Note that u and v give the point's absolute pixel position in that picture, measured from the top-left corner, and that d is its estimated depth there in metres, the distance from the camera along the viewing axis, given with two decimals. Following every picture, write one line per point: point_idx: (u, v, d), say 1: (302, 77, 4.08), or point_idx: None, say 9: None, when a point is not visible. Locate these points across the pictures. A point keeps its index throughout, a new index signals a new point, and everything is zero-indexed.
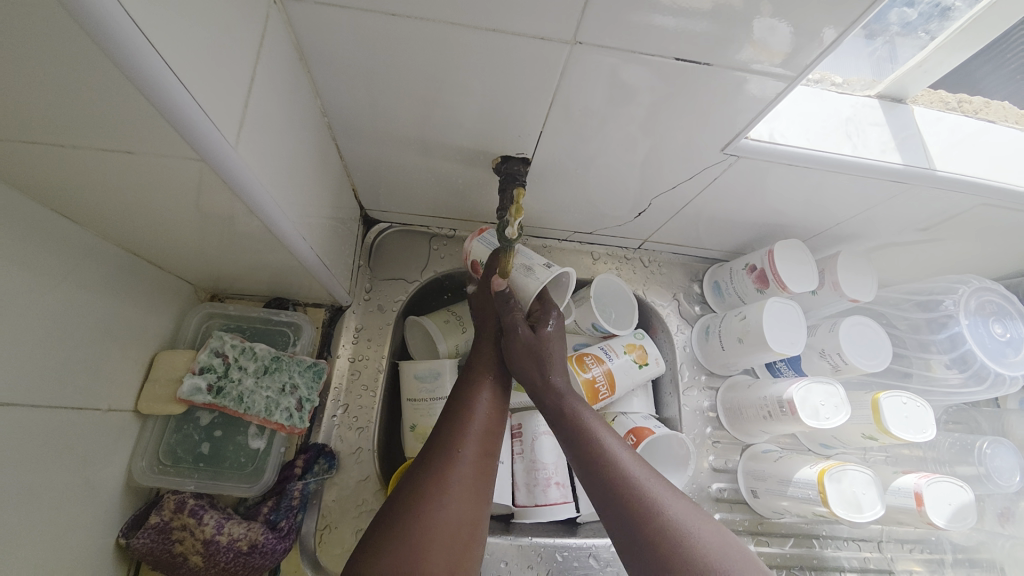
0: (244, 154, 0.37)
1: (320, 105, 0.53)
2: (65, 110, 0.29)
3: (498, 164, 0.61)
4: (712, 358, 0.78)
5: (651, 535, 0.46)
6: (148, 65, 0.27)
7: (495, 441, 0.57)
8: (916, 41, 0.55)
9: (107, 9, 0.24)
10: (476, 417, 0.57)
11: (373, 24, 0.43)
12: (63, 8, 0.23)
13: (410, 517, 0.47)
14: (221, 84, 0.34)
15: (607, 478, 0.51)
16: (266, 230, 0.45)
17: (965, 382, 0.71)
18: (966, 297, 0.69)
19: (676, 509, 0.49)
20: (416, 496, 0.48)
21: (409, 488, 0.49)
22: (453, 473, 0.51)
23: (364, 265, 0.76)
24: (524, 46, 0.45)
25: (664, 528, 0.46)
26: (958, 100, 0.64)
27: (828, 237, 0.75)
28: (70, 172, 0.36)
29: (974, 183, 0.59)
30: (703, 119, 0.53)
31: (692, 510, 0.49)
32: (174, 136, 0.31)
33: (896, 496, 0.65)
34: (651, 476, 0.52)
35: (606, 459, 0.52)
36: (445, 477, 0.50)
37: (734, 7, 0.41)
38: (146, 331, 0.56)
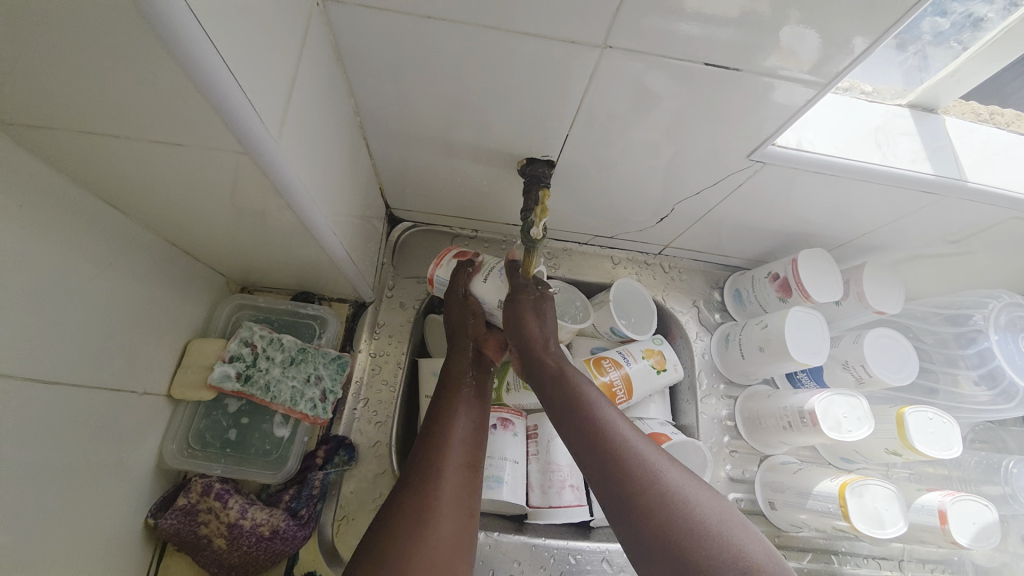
0: (284, 148, 0.39)
1: (354, 105, 0.55)
2: (124, 102, 0.31)
3: (523, 166, 0.62)
4: (731, 366, 0.78)
5: (648, 502, 0.46)
6: (204, 61, 0.28)
7: (479, 453, 0.58)
8: (949, 51, 0.55)
9: (171, 7, 0.25)
10: (455, 432, 0.57)
11: (409, 27, 0.45)
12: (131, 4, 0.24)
13: (393, 539, 0.48)
14: (266, 81, 0.35)
15: (602, 448, 0.50)
16: (299, 224, 0.47)
17: (994, 401, 0.69)
18: (997, 312, 0.69)
19: (672, 476, 0.48)
20: (395, 519, 0.49)
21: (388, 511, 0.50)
22: (434, 492, 0.51)
23: (388, 263, 0.77)
24: (554, 50, 0.46)
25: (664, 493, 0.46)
26: (991, 112, 0.63)
27: (854, 247, 0.74)
28: (122, 162, 0.38)
29: (1007, 195, 0.58)
30: (730, 125, 0.53)
31: (690, 477, 0.49)
32: (222, 128, 0.33)
33: (919, 514, 0.63)
34: (648, 444, 0.51)
35: (601, 431, 0.52)
36: (424, 498, 0.51)
37: (766, 14, 0.42)
38: (180, 319, 0.59)
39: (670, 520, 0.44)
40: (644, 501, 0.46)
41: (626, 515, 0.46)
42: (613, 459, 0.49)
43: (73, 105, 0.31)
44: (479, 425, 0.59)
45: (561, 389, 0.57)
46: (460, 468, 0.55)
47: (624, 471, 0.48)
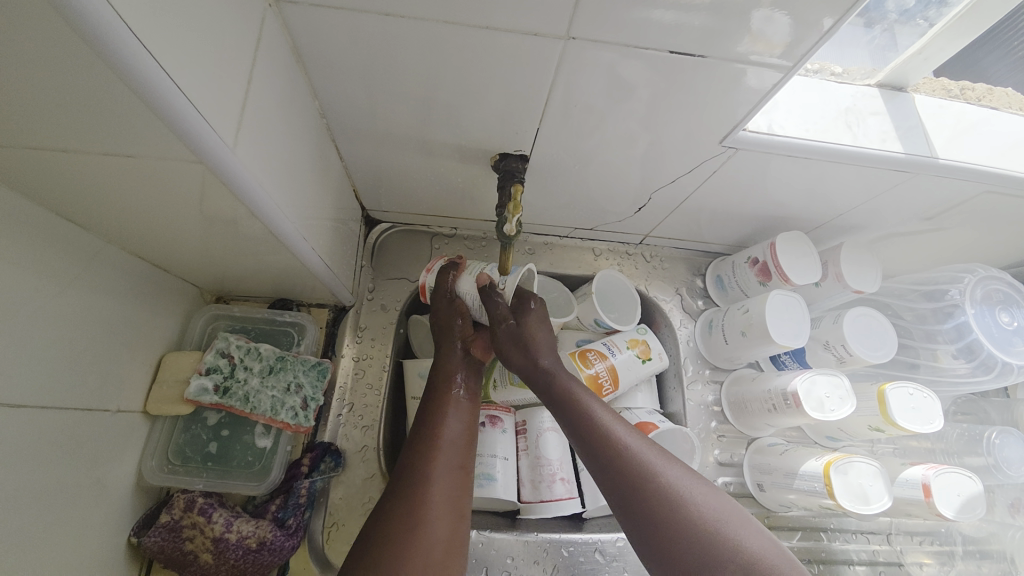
0: (242, 156, 0.38)
1: (319, 106, 0.54)
2: (66, 115, 0.30)
3: (496, 161, 0.61)
4: (716, 352, 0.78)
5: (652, 502, 0.48)
6: (145, 70, 0.27)
7: (470, 455, 0.57)
8: (916, 29, 0.55)
9: (101, 15, 0.24)
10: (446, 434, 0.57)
11: (369, 25, 0.43)
12: (58, 13, 0.23)
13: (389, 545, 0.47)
14: (218, 85, 0.34)
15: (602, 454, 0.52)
16: (267, 232, 0.46)
17: (973, 372, 0.70)
18: (972, 287, 0.69)
19: (673, 475, 0.50)
20: (391, 523, 0.49)
21: (382, 516, 0.50)
22: (428, 495, 0.51)
23: (367, 266, 0.76)
24: (519, 43, 0.45)
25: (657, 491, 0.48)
26: (961, 87, 0.63)
27: (831, 228, 0.74)
28: (73, 175, 0.37)
29: (979, 170, 0.59)
30: (704, 111, 0.53)
31: (689, 475, 0.51)
32: (173, 139, 0.32)
33: (904, 489, 0.64)
34: (648, 444, 0.53)
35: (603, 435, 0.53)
36: (418, 503, 0.51)
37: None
38: (152, 333, 0.57)
39: (673, 522, 0.46)
40: (649, 503, 0.48)
41: (631, 517, 0.48)
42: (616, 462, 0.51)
43: (13, 120, 0.30)
44: (471, 427, 0.59)
45: (558, 394, 0.57)
46: (454, 470, 0.55)
47: (628, 475, 0.50)
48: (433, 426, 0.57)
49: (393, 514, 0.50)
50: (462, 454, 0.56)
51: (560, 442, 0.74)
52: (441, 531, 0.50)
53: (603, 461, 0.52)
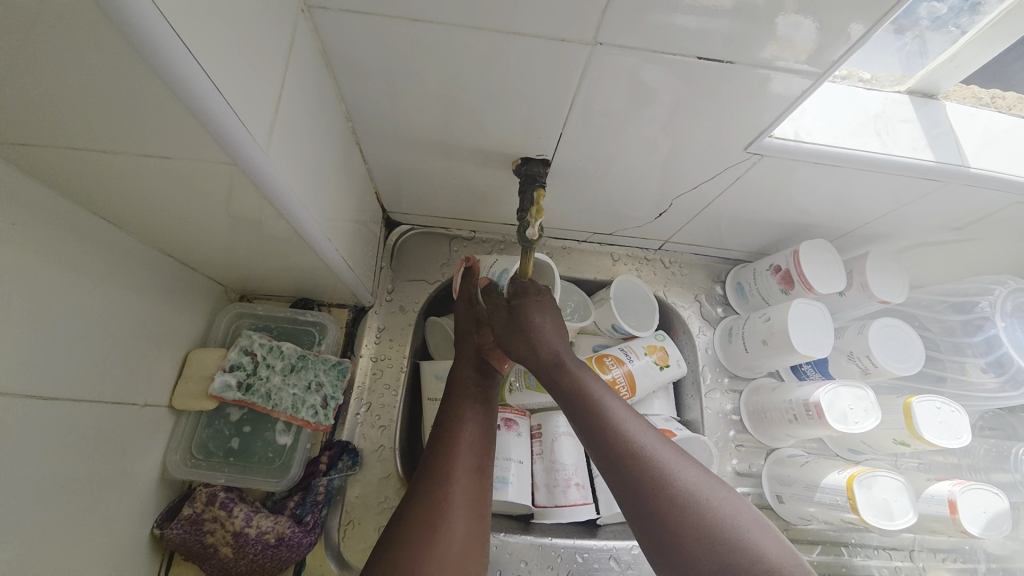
0: (273, 158, 0.39)
1: (345, 110, 0.55)
2: (109, 116, 0.31)
3: (518, 166, 0.62)
4: (735, 360, 0.77)
5: (677, 514, 0.46)
6: (185, 73, 0.28)
7: (486, 457, 0.57)
8: (947, 36, 0.53)
9: (147, 20, 0.25)
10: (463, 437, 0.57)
11: (397, 30, 0.44)
12: (107, 19, 0.24)
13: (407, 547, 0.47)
14: (252, 88, 0.35)
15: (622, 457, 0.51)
16: (294, 233, 0.47)
17: (1003, 388, 0.68)
18: (1003, 298, 0.67)
19: (698, 484, 0.49)
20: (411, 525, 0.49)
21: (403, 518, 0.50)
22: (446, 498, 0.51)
23: (387, 267, 0.77)
24: (544, 48, 0.45)
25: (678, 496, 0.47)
26: (993, 95, 0.62)
27: (856, 236, 0.73)
28: (111, 175, 0.38)
29: (1014, 180, 0.57)
30: (729, 118, 0.53)
31: (714, 482, 0.50)
32: (209, 141, 0.32)
33: (928, 504, 0.62)
34: (671, 451, 0.51)
35: (624, 443, 0.51)
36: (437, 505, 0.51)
37: (761, 5, 0.41)
38: (179, 329, 0.59)
39: (699, 535, 0.45)
40: (673, 515, 0.46)
41: (654, 528, 0.47)
42: (640, 471, 0.49)
43: (58, 121, 0.31)
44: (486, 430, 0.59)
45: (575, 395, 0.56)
46: (472, 473, 0.55)
47: (652, 484, 0.48)
48: (451, 429, 0.57)
49: (412, 516, 0.50)
50: (478, 456, 0.56)
51: (575, 447, 0.74)
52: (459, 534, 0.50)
53: (624, 470, 0.50)
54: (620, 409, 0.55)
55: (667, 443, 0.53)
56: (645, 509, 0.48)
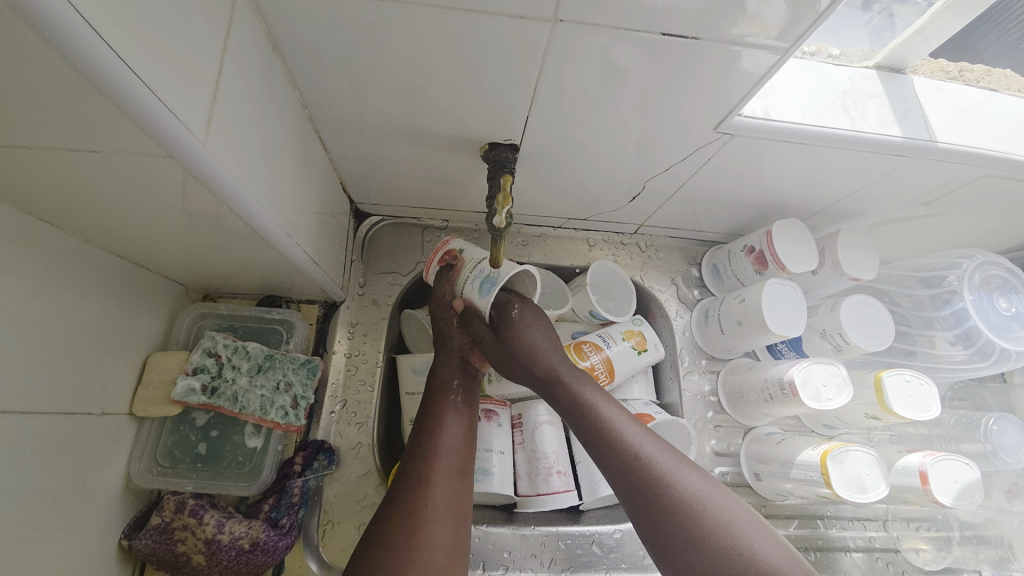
0: (215, 149, 0.36)
1: (299, 96, 0.52)
2: (18, 108, 0.28)
3: (486, 151, 0.60)
4: (712, 342, 0.77)
5: (669, 512, 0.48)
6: (99, 57, 0.26)
7: (469, 459, 0.57)
8: (915, 9, 0.53)
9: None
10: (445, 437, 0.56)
11: (346, 10, 0.42)
12: None
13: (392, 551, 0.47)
14: (184, 73, 0.32)
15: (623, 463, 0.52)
16: (249, 228, 0.45)
17: (970, 359, 0.69)
18: (970, 272, 0.68)
19: (691, 484, 0.50)
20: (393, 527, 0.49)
21: (386, 520, 0.50)
22: (429, 499, 0.51)
23: (357, 260, 0.75)
24: (504, 27, 0.44)
25: (677, 502, 0.49)
26: (959, 68, 0.62)
27: (828, 214, 0.73)
28: (40, 173, 0.35)
29: (978, 154, 0.57)
30: (697, 97, 0.52)
31: (707, 482, 0.51)
32: (139, 133, 0.30)
33: (901, 476, 0.64)
34: (667, 452, 0.53)
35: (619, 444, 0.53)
36: (420, 507, 0.50)
37: None
38: (137, 333, 0.56)
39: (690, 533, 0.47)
40: (665, 514, 0.48)
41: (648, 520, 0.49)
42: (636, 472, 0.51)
43: None
44: (469, 432, 0.58)
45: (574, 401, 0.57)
46: (453, 476, 0.54)
47: (645, 484, 0.50)
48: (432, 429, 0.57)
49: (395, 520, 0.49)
50: (463, 458, 0.56)
51: (556, 435, 0.74)
52: (444, 537, 0.49)
53: (619, 470, 0.52)
54: (616, 411, 0.56)
55: (664, 443, 0.54)
56: (639, 506, 0.50)
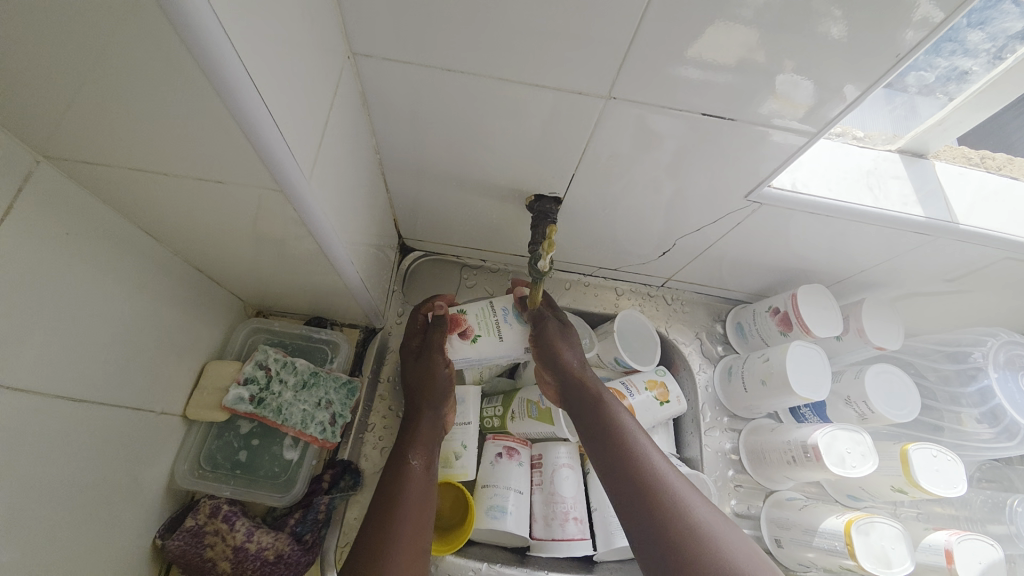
0: (314, 185, 0.42)
1: (374, 144, 0.59)
2: (173, 144, 0.34)
3: (531, 202, 0.65)
4: (735, 400, 0.78)
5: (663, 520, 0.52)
6: (255, 115, 0.32)
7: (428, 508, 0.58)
8: (936, 101, 0.58)
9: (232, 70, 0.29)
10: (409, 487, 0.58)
11: (429, 77, 0.49)
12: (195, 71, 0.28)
13: None
14: (303, 125, 0.39)
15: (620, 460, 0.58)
16: (319, 253, 0.50)
17: (997, 438, 0.68)
18: (995, 350, 0.69)
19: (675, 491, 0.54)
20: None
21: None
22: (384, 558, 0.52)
23: (398, 290, 0.80)
24: (562, 99, 0.50)
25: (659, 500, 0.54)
26: (981, 156, 0.66)
27: (853, 283, 0.75)
28: (163, 196, 0.42)
29: (999, 238, 0.60)
30: (728, 166, 0.57)
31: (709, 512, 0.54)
32: (264, 170, 0.36)
33: (926, 554, 0.63)
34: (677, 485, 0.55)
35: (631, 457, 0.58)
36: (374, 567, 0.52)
37: (758, 62, 0.45)
38: (199, 341, 0.61)
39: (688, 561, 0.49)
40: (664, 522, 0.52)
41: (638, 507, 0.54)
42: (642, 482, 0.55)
43: (133, 147, 0.35)
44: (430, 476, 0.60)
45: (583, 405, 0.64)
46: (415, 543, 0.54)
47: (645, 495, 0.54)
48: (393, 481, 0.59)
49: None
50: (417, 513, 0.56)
51: (575, 480, 0.74)
52: None
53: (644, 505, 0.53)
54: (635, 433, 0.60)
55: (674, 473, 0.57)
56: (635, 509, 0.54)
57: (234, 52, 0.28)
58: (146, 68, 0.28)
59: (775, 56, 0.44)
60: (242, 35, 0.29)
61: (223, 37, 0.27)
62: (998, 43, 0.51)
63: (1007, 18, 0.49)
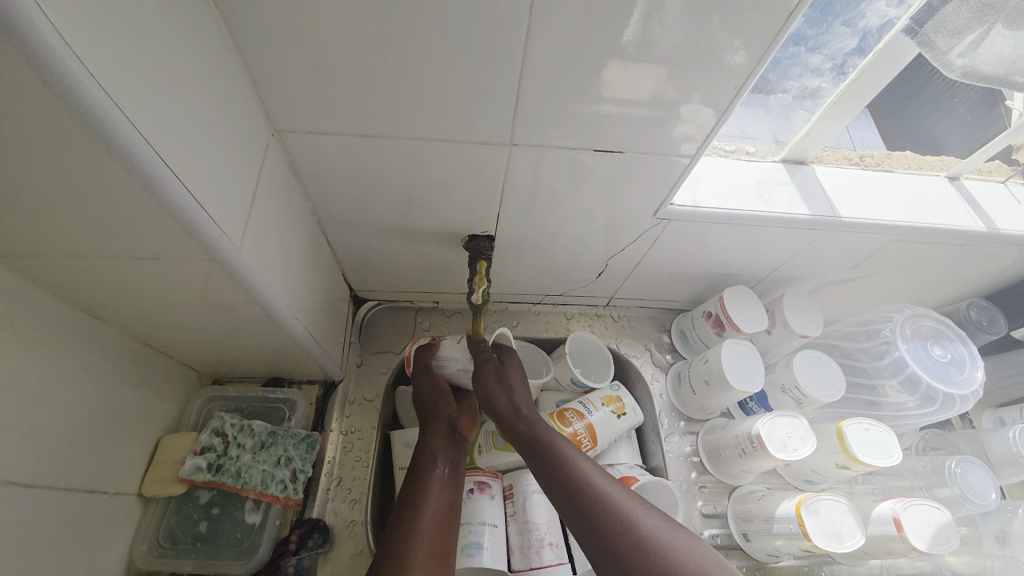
0: (247, 254, 0.46)
1: (312, 208, 0.63)
2: (108, 232, 0.37)
3: (466, 243, 0.70)
4: (688, 403, 0.82)
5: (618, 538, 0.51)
6: (181, 201, 0.36)
7: (450, 529, 0.60)
8: (803, 114, 0.67)
9: (161, 174, 0.33)
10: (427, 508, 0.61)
11: (353, 144, 0.54)
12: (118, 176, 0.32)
13: None
14: (230, 203, 0.43)
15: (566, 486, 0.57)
16: (265, 316, 0.53)
17: (921, 405, 0.75)
18: (901, 325, 0.75)
19: (620, 502, 0.55)
20: None
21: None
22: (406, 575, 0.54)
23: (355, 341, 0.82)
24: (472, 149, 0.56)
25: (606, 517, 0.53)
26: (860, 155, 0.76)
27: (774, 280, 0.83)
28: (102, 280, 0.44)
29: (879, 224, 0.69)
30: (637, 187, 0.63)
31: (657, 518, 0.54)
32: (197, 247, 0.40)
33: (876, 525, 0.67)
34: (622, 494, 0.56)
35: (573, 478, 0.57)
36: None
37: (670, 98, 0.51)
38: (153, 417, 0.61)
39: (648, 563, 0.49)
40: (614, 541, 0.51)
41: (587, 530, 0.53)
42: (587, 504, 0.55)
43: (67, 239, 0.38)
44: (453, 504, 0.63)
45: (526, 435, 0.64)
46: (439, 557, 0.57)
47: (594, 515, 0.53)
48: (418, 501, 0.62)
49: None
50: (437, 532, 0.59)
51: (548, 505, 0.75)
52: None
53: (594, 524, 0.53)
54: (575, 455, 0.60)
55: (616, 486, 0.57)
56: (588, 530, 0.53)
57: (154, 153, 0.33)
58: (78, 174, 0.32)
59: (680, 88, 0.51)
60: (158, 135, 0.33)
61: (139, 138, 0.31)
62: (837, 61, 0.60)
63: (839, 39, 0.59)
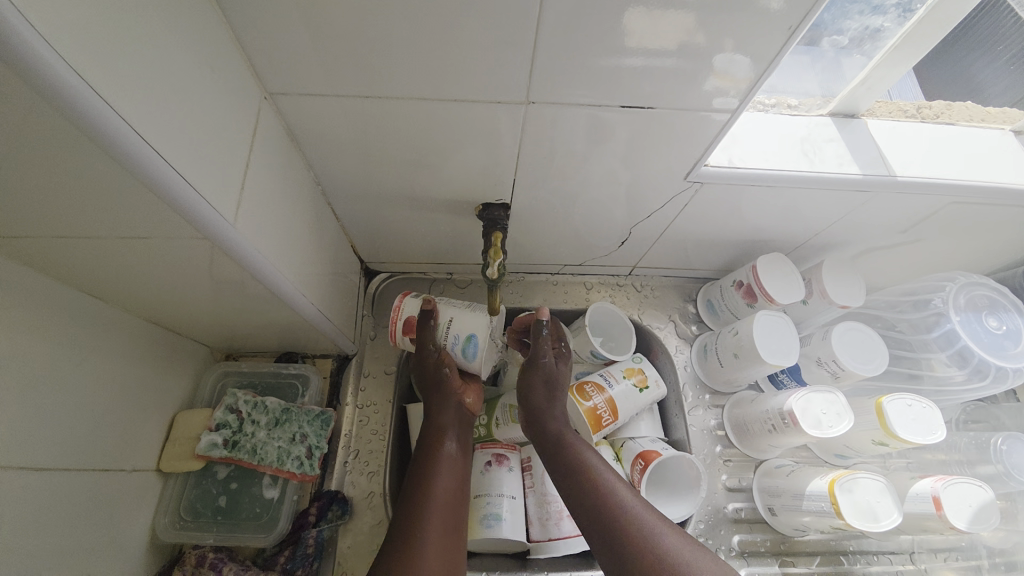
0: (243, 230, 0.42)
1: (313, 176, 0.59)
2: (89, 212, 0.34)
3: (480, 211, 0.66)
4: (713, 376, 0.79)
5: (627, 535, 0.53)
6: (163, 177, 0.32)
7: (459, 511, 0.59)
8: (857, 61, 0.59)
9: (137, 147, 0.30)
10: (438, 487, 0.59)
11: (353, 106, 0.49)
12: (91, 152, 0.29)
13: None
14: (221, 175, 0.39)
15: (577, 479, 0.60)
16: (269, 292, 0.50)
17: (969, 379, 0.70)
18: (954, 294, 0.69)
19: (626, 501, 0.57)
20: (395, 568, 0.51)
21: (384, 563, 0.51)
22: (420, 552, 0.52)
23: (368, 314, 0.80)
24: (485, 110, 0.51)
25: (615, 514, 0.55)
26: (917, 107, 0.67)
27: (813, 246, 0.76)
28: (94, 260, 0.42)
29: (939, 184, 0.62)
30: (665, 147, 0.57)
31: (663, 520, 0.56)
32: (188, 226, 0.37)
33: (914, 503, 0.64)
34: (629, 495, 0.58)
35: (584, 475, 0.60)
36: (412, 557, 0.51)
37: (700, 44, 0.45)
38: (166, 394, 0.61)
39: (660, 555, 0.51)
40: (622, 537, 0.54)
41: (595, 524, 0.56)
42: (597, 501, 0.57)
43: (48, 219, 0.35)
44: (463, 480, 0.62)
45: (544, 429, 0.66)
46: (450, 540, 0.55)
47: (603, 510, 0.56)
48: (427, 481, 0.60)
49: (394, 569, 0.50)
50: (448, 514, 0.57)
51: None
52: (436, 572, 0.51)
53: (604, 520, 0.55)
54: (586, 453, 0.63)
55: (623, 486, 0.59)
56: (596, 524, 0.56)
57: (127, 124, 0.29)
58: (44, 149, 0.28)
59: (714, 34, 0.44)
60: (130, 103, 0.29)
61: (106, 108, 0.27)
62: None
63: None
